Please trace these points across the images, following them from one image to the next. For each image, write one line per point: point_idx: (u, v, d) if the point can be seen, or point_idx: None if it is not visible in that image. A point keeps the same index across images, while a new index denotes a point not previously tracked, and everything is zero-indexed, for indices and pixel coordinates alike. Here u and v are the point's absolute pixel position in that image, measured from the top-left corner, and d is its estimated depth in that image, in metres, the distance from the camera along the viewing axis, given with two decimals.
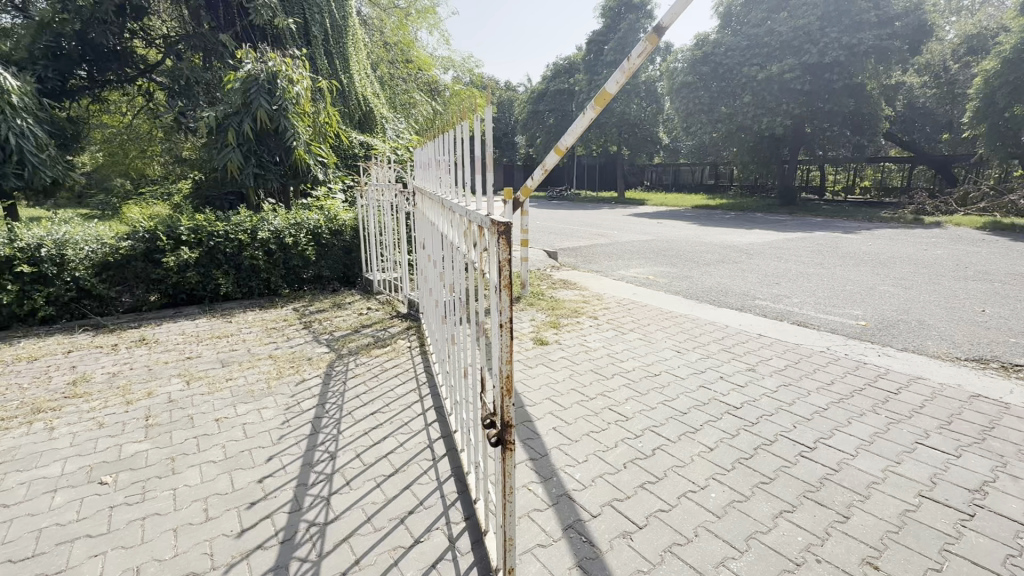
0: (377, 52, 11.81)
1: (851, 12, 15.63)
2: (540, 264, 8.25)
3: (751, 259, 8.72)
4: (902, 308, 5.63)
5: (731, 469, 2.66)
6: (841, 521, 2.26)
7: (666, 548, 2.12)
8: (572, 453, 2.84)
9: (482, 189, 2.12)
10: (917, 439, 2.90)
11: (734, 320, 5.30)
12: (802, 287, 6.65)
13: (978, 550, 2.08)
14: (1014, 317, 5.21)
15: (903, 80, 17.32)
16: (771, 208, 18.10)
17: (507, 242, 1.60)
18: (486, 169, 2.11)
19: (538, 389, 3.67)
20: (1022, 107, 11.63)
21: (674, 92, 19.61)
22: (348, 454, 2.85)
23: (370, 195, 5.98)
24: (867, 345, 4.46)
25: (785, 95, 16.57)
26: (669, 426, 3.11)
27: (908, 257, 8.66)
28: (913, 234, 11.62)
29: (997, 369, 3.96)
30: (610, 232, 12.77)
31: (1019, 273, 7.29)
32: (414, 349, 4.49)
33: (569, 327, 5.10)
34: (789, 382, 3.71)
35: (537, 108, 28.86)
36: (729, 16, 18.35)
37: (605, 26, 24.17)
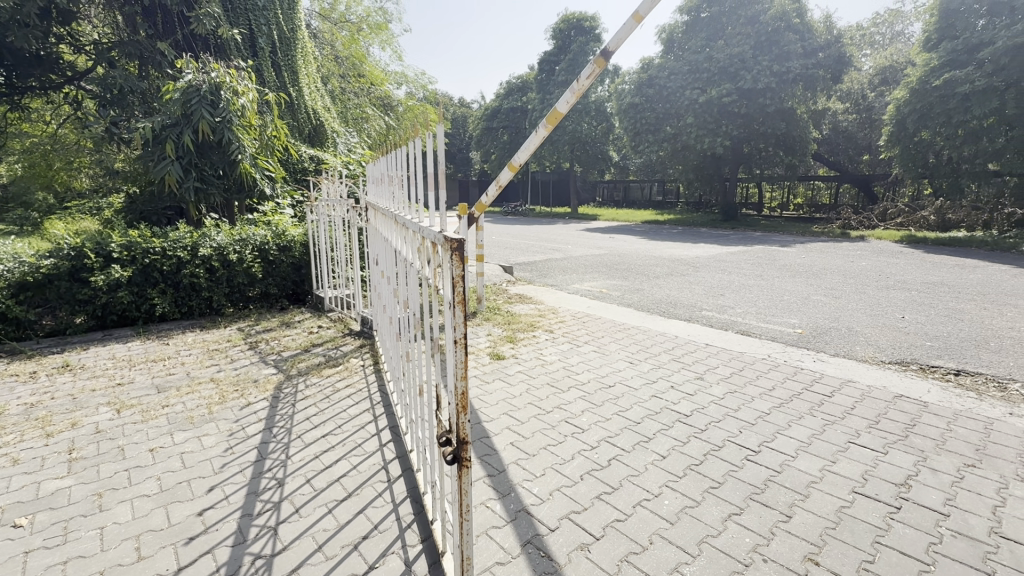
0: (328, 66, 11.61)
1: (780, 43, 16.89)
2: (496, 278, 8.30)
3: (698, 272, 9.12)
4: (833, 316, 6.06)
5: (683, 476, 2.75)
6: (784, 521, 2.37)
7: (623, 558, 2.15)
8: (530, 467, 2.84)
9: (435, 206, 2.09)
10: (849, 439, 3.11)
11: (682, 330, 5.52)
12: (744, 298, 7.02)
13: (905, 540, 2.23)
14: (929, 322, 5.71)
15: (827, 106, 18.81)
16: (714, 223, 19.06)
17: (460, 258, 1.60)
18: (438, 185, 2.09)
19: (494, 404, 3.66)
20: (928, 133, 12.88)
21: (622, 112, 20.43)
22: (298, 480, 2.73)
23: (321, 211, 5.87)
24: (803, 352, 4.76)
25: (725, 117, 17.60)
26: (624, 437, 3.18)
27: (837, 269, 9.35)
28: (841, 247, 12.53)
29: (917, 370, 4.31)
30: (564, 246, 13.03)
31: (932, 282, 8.02)
32: (368, 368, 4.38)
33: (525, 342, 5.13)
34: (734, 389, 3.89)
35: (490, 125, 29.30)
36: (671, 42, 19.49)
37: (556, 48, 25.00)
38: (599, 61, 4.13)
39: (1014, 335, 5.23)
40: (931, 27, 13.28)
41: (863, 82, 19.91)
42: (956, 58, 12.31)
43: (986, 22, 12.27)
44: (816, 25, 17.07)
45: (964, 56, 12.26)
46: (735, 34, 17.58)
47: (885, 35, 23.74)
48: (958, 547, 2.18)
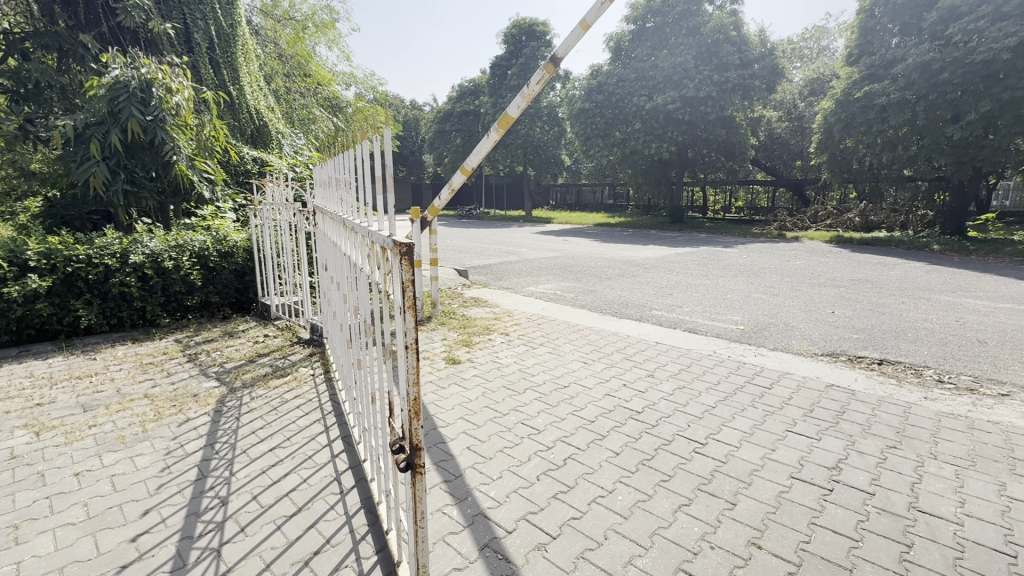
0: (271, 65, 11.14)
1: (719, 54, 17.76)
2: (451, 282, 8.24)
3: (647, 273, 9.44)
4: (772, 312, 6.43)
5: (635, 471, 2.83)
6: (729, 508, 2.49)
7: (579, 555, 2.19)
8: (486, 471, 2.84)
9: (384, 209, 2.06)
10: (787, 427, 3.31)
11: (634, 329, 5.68)
12: (691, 297, 7.32)
13: (836, 519, 2.40)
14: (855, 316, 6.17)
15: (763, 114, 19.94)
16: (662, 226, 19.79)
17: (409, 262, 1.58)
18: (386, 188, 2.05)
19: (451, 409, 3.64)
20: (851, 141, 13.93)
21: (573, 117, 20.88)
22: (244, 497, 2.60)
23: (265, 215, 5.63)
24: (745, 347, 5.02)
25: (670, 124, 18.32)
26: (579, 435, 3.23)
27: (775, 268, 9.92)
28: (778, 247, 13.32)
29: (846, 361, 4.65)
30: (519, 249, 13.15)
31: (858, 279, 8.66)
32: (318, 376, 4.23)
33: (480, 345, 5.13)
34: (682, 385, 4.05)
35: (443, 128, 29.17)
36: (619, 50, 20.17)
37: (507, 52, 25.21)
38: (549, 67, 4.24)
39: (927, 326, 5.73)
40: (852, 43, 14.35)
41: (795, 93, 21.22)
42: (874, 73, 13.36)
43: (899, 40, 13.34)
44: (751, 38, 18.04)
45: (880, 71, 13.31)
46: (678, 45, 18.32)
47: (813, 49, 25.42)
48: (883, 523, 2.36)
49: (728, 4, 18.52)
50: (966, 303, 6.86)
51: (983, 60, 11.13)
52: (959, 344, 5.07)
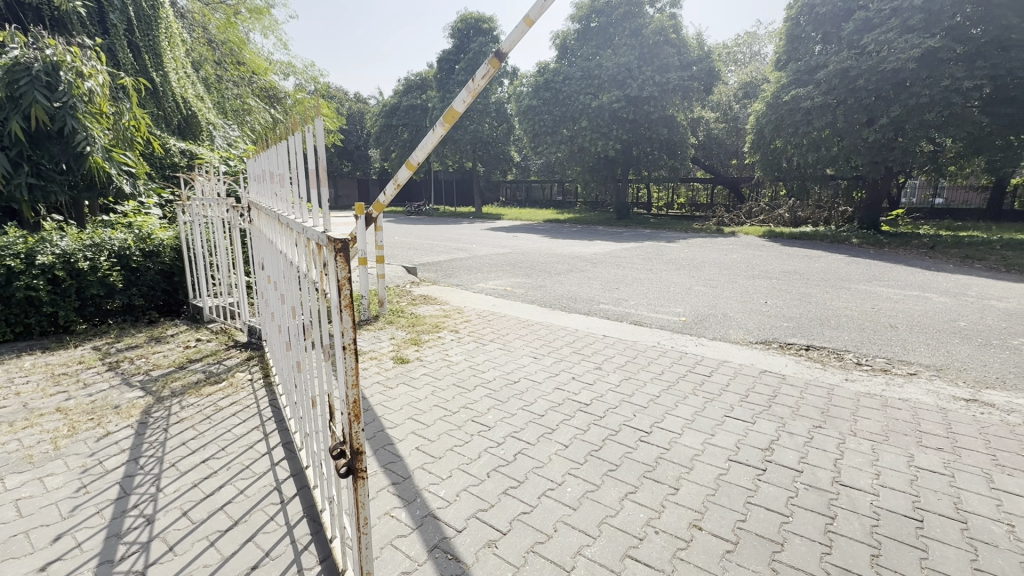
0: (200, 51, 10.39)
1: (660, 56, 18.38)
2: (400, 280, 8.07)
3: (595, 268, 9.63)
4: (711, 304, 6.73)
5: (584, 462, 2.88)
6: (672, 493, 2.59)
7: (529, 549, 2.20)
8: (435, 471, 2.79)
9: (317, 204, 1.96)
10: (725, 413, 3.48)
11: (582, 323, 5.78)
12: (636, 291, 7.55)
13: (769, 497, 2.54)
14: (785, 306, 6.58)
15: (701, 115, 20.83)
16: (609, 221, 20.29)
17: (345, 259, 1.52)
18: (319, 183, 1.94)
19: (399, 410, 3.55)
20: (780, 141, 14.84)
21: (522, 114, 21.04)
22: (173, 513, 2.43)
23: (195, 211, 5.28)
24: (686, 338, 5.24)
25: (615, 122, 18.78)
26: (529, 430, 3.25)
27: (714, 262, 10.40)
28: (717, 242, 13.98)
29: (778, 348, 4.95)
30: (469, 246, 13.08)
31: (788, 271, 9.23)
32: (257, 381, 4.01)
33: (430, 343, 5.05)
34: (629, 376, 4.17)
35: (389, 123, 28.47)
36: (565, 48, 20.55)
37: (455, 47, 24.97)
38: (494, 62, 4.22)
39: (847, 313, 6.20)
40: (781, 49, 15.27)
41: (730, 95, 22.32)
42: (800, 78, 14.29)
43: (821, 48, 14.30)
44: (690, 41, 18.75)
45: (805, 76, 14.24)
46: (621, 45, 18.81)
47: (745, 54, 26.81)
48: (810, 498, 2.53)
49: (667, 7, 19.17)
50: (881, 292, 7.48)
51: (893, 69, 12.14)
52: (876, 329, 5.52)
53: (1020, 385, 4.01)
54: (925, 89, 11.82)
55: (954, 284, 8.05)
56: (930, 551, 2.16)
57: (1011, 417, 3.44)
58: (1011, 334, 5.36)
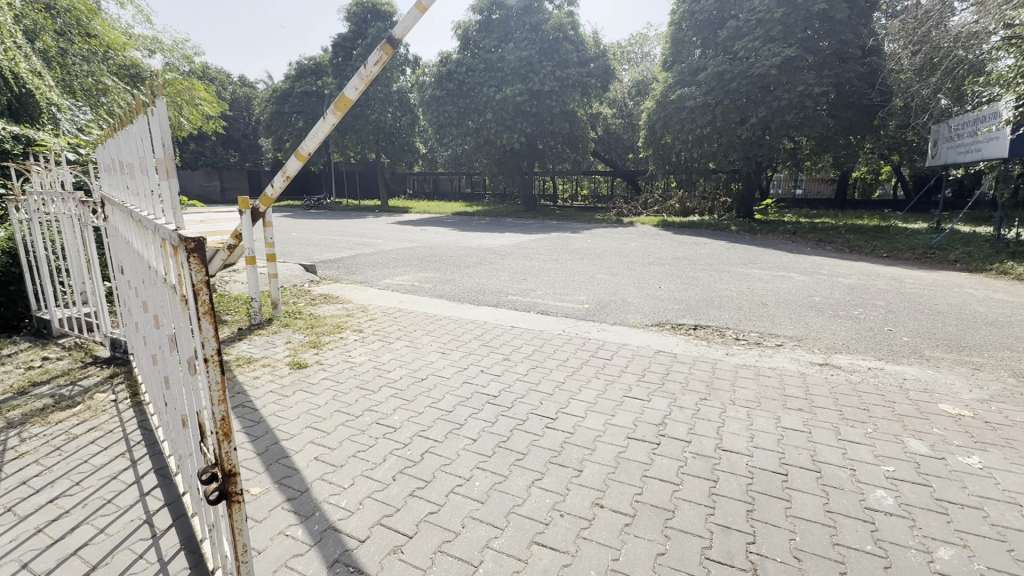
0: (33, 18, 8.79)
1: (559, 51, 18.89)
2: (296, 279, 7.53)
3: (503, 259, 9.73)
4: (612, 290, 7.10)
5: (492, 454, 2.89)
6: (577, 475, 2.69)
7: (436, 550, 2.16)
8: (337, 480, 2.64)
9: (166, 200, 1.69)
10: (624, 393, 3.69)
11: (490, 316, 5.80)
12: (543, 281, 7.75)
13: (663, 469, 2.73)
14: (676, 290, 7.14)
15: (600, 111, 21.83)
16: (517, 213, 20.62)
17: (200, 261, 1.36)
18: (167, 176, 1.66)
19: (295, 420, 3.30)
20: (669, 137, 16.03)
21: (425, 104, 20.62)
22: (7, 568, 2.06)
23: (32, 207, 4.48)
24: (590, 324, 5.48)
25: (519, 115, 19.08)
26: (436, 428, 3.19)
27: (615, 251, 10.99)
28: (617, 231, 14.78)
29: (670, 329, 5.34)
30: (375, 240, 12.58)
31: (680, 258, 10.02)
32: (122, 402, 3.51)
33: (330, 345, 4.77)
34: (536, 364, 4.27)
35: (281, 109, 26.34)
36: (467, 40, 20.29)
37: (351, 31, 23.72)
38: (386, 49, 4.04)
39: (727, 294, 6.88)
40: (667, 51, 16.40)
41: (625, 93, 23.68)
42: (684, 78, 15.48)
43: (701, 52, 15.59)
44: (587, 39, 19.48)
45: (688, 76, 15.47)
46: (522, 39, 19.07)
47: (637, 54, 28.49)
48: (697, 465, 2.77)
49: (565, 5, 19.75)
50: (755, 274, 8.39)
51: (759, 74, 13.67)
52: (750, 307, 6.18)
53: (860, 349, 4.71)
54: (784, 93, 13.45)
55: (810, 264, 9.27)
56: (793, 500, 2.46)
57: (853, 376, 4.05)
58: (853, 305, 6.28)
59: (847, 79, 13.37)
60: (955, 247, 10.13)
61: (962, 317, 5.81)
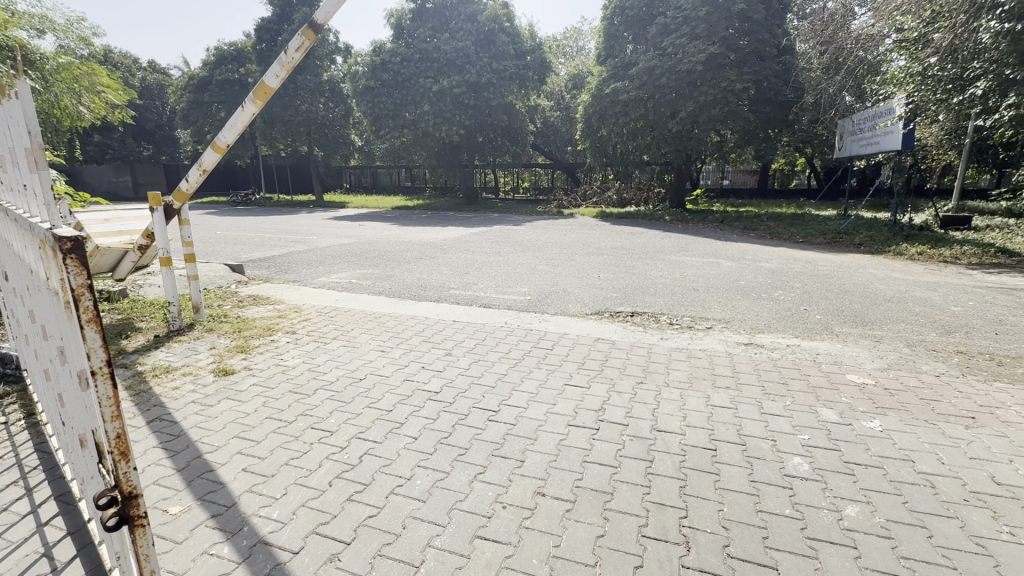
0: None
1: (496, 43, 18.89)
2: (221, 280, 7.03)
3: (445, 253, 9.60)
4: (553, 281, 7.20)
5: (433, 451, 2.84)
6: (519, 466, 2.70)
7: (375, 554, 2.09)
8: (267, 491, 2.50)
9: (37, 194, 1.50)
10: (565, 381, 3.76)
11: (432, 311, 5.71)
12: (485, 274, 7.72)
13: (602, 453, 2.80)
14: (614, 278, 7.36)
15: (538, 103, 22.01)
16: (459, 207, 20.42)
17: (79, 263, 1.23)
18: (36, 168, 1.49)
19: (221, 430, 3.09)
20: (605, 130, 16.44)
21: (359, 95, 19.88)
22: None
23: None
24: (532, 315, 5.53)
25: (457, 107, 18.85)
26: (375, 428, 3.10)
27: (556, 242, 11.16)
28: (558, 223, 15.00)
29: (609, 317, 5.49)
30: (310, 237, 12.02)
31: (618, 247, 10.33)
32: (16, 425, 3.12)
33: (261, 349, 4.51)
34: (478, 358, 4.25)
35: (200, 98, 24.50)
36: (401, 28, 19.81)
37: (275, 15, 22.41)
38: (308, 34, 3.83)
39: (662, 281, 7.16)
40: (601, 45, 16.78)
41: (562, 86, 24.08)
42: (618, 72, 15.97)
43: (633, 47, 16.06)
44: (523, 31, 19.57)
45: (621, 71, 15.97)
46: (458, 29, 18.81)
47: (573, 48, 28.99)
48: (634, 447, 2.86)
49: None
50: (687, 261, 8.78)
51: (686, 69, 14.29)
52: (683, 293, 6.49)
53: (780, 328, 5.07)
54: (710, 88, 14.19)
55: (736, 250, 9.85)
56: (721, 473, 2.61)
57: (773, 353, 4.36)
58: (774, 288, 6.75)
59: (765, 77, 14.30)
60: (859, 232, 11.12)
61: (866, 294, 6.39)
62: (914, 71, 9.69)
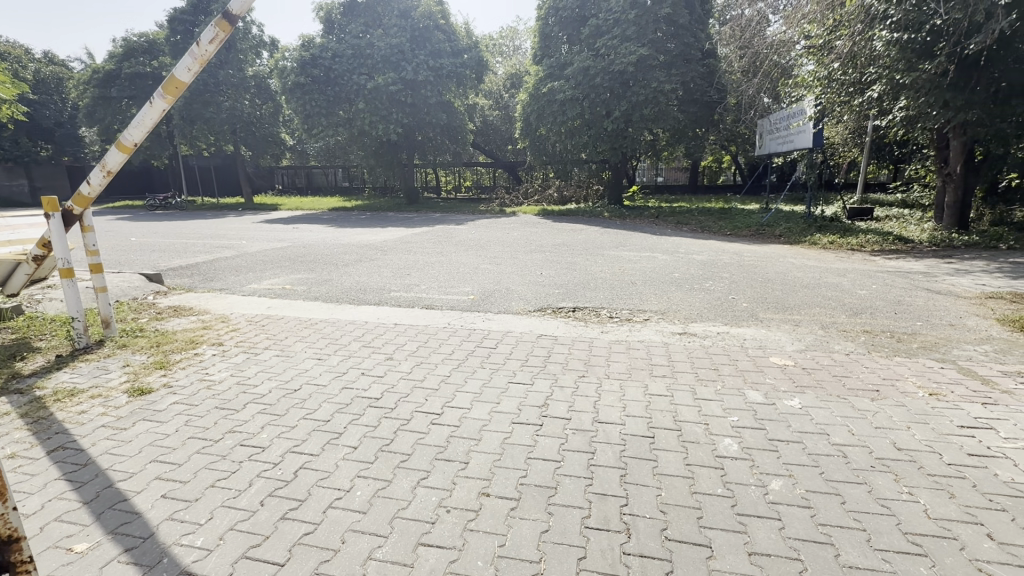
0: None
1: (432, 41, 18.66)
2: (135, 291, 6.46)
3: (385, 255, 9.35)
4: (496, 280, 7.21)
5: (374, 460, 2.75)
6: (462, 468, 2.67)
7: (313, 572, 2.00)
8: (191, 517, 2.32)
9: None
10: (509, 379, 3.76)
11: (372, 315, 5.54)
12: (427, 275, 7.60)
13: (545, 449, 2.83)
14: (556, 275, 7.46)
15: (477, 101, 21.96)
16: (399, 207, 19.98)
17: None
18: None
19: (136, 455, 2.82)
20: (543, 129, 16.74)
21: (288, 91, 18.93)
22: None
23: None
24: (475, 314, 5.50)
25: (394, 105, 18.43)
26: (312, 440, 2.95)
27: (498, 240, 11.19)
28: (501, 222, 15.03)
29: (551, 313, 5.56)
30: (239, 242, 11.33)
31: (559, 244, 10.52)
32: None
33: (183, 364, 4.18)
34: (420, 360, 4.17)
35: (107, 94, 22.45)
36: (331, 22, 19.13)
37: (191, 6, 20.92)
38: (223, 25, 3.61)
39: (602, 276, 7.35)
40: (536, 45, 17.00)
41: (500, 85, 24.17)
42: (553, 72, 16.27)
43: (567, 48, 16.39)
44: (458, 29, 19.45)
45: (557, 70, 16.27)
46: (392, 26, 18.38)
47: (509, 47, 29.16)
48: (576, 440, 2.91)
49: None
50: (625, 256, 9.06)
51: (619, 70, 14.78)
52: (621, 286, 6.70)
53: (711, 317, 5.34)
54: (642, 89, 14.66)
55: (670, 244, 10.30)
56: (658, 459, 2.71)
57: (705, 340, 4.59)
58: (705, 279, 7.12)
59: (691, 79, 15.00)
60: (779, 224, 11.97)
61: (786, 282, 6.88)
62: (821, 75, 10.56)
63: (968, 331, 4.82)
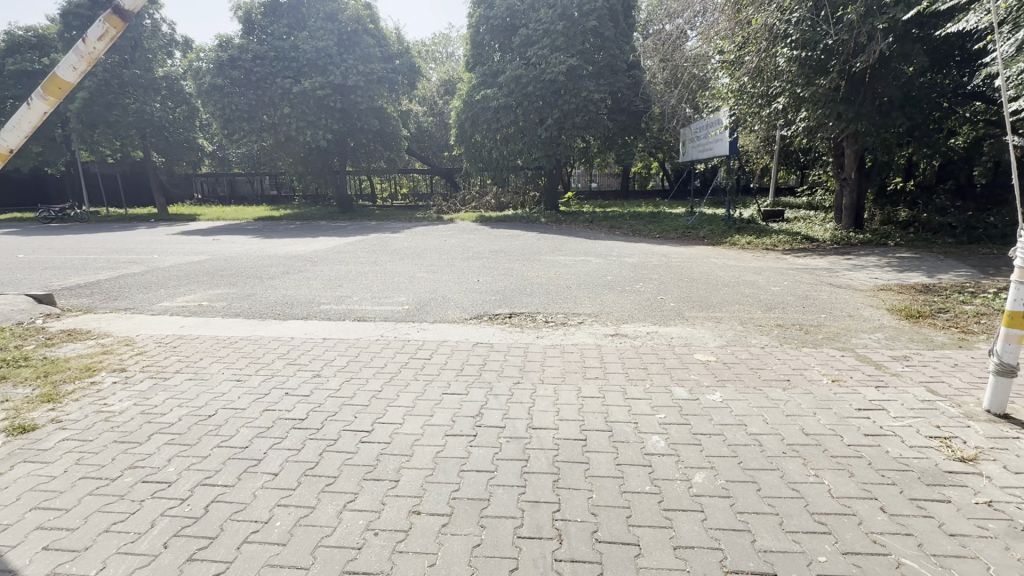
0: None
1: (361, 45, 18.17)
2: (20, 315, 5.73)
3: (315, 266, 8.93)
4: (432, 288, 7.09)
5: (297, 485, 2.59)
6: (393, 486, 2.57)
7: None
8: (79, 569, 2.06)
9: None
10: (443, 390, 3.69)
11: (299, 330, 5.25)
12: (360, 285, 7.33)
13: (479, 460, 2.79)
14: (493, 281, 7.45)
15: (410, 107, 21.63)
16: (331, 216, 19.21)
17: None
18: None
19: (12, 504, 2.47)
20: (479, 136, 16.81)
21: (203, 94, 17.71)
22: None
23: None
24: (409, 325, 5.37)
25: (322, 110, 17.72)
26: (227, 469, 2.74)
27: (435, 248, 11.03)
28: (438, 229, 14.84)
29: (487, 320, 5.53)
30: (149, 256, 10.39)
31: (497, 250, 10.53)
32: None
33: (76, 394, 3.74)
34: (350, 376, 4.00)
35: None
36: (250, 22, 18.12)
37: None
38: (113, 21, 3.31)
39: (538, 281, 7.43)
40: (469, 52, 17.01)
41: (433, 91, 23.91)
42: (486, 80, 16.35)
43: (500, 56, 16.52)
44: (389, 34, 19.04)
45: (490, 78, 16.36)
46: (318, 28, 17.70)
47: (443, 54, 29.03)
48: (510, 448, 2.90)
49: None
50: (561, 260, 9.22)
51: (550, 79, 15.19)
52: (557, 291, 6.80)
53: (641, 318, 5.54)
54: (572, 98, 15.08)
55: (604, 248, 10.61)
56: (590, 461, 2.75)
57: (636, 341, 4.75)
58: (636, 281, 7.39)
59: (618, 89, 15.60)
60: (703, 227, 12.69)
61: (710, 281, 7.29)
62: (735, 88, 11.33)
63: (864, 320, 5.32)
